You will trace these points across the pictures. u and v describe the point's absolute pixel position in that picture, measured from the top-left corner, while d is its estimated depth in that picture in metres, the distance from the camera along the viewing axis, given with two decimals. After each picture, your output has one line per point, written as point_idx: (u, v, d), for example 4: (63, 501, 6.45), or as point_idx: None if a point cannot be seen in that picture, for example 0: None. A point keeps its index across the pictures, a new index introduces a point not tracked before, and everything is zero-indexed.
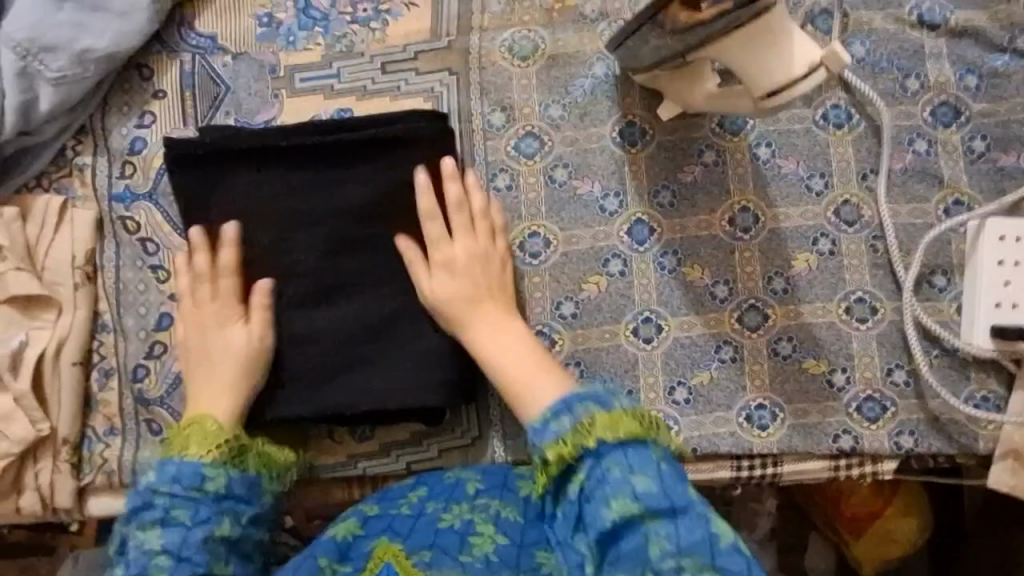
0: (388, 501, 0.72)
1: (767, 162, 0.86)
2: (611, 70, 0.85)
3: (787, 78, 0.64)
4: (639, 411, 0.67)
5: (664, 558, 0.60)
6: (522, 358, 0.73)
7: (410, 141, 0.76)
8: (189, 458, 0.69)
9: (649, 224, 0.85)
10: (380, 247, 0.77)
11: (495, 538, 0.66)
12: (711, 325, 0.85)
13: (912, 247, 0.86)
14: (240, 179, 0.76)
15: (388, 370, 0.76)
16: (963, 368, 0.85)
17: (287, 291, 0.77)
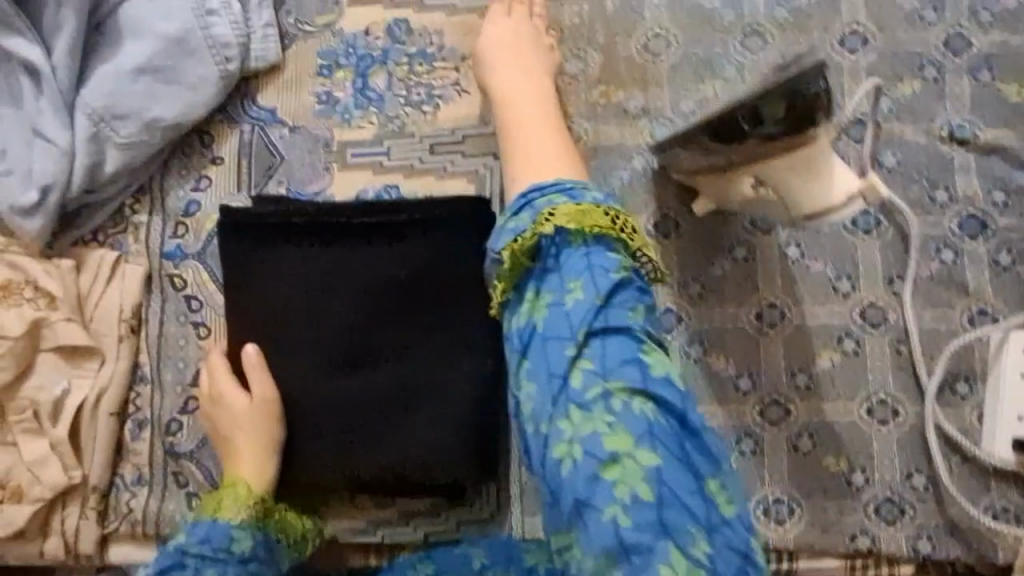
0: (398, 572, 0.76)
1: (796, 260, 0.88)
2: (650, 164, 0.88)
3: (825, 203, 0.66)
4: (601, 211, 0.68)
5: (590, 380, 0.62)
6: (542, 146, 0.74)
7: (454, 224, 0.79)
8: (222, 521, 0.73)
9: (677, 313, 0.88)
10: (417, 320, 0.79)
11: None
12: (733, 416, 0.86)
13: (936, 353, 0.87)
14: (290, 246, 0.79)
15: (417, 439, 0.77)
16: (984, 478, 0.86)
17: (325, 357, 0.79)
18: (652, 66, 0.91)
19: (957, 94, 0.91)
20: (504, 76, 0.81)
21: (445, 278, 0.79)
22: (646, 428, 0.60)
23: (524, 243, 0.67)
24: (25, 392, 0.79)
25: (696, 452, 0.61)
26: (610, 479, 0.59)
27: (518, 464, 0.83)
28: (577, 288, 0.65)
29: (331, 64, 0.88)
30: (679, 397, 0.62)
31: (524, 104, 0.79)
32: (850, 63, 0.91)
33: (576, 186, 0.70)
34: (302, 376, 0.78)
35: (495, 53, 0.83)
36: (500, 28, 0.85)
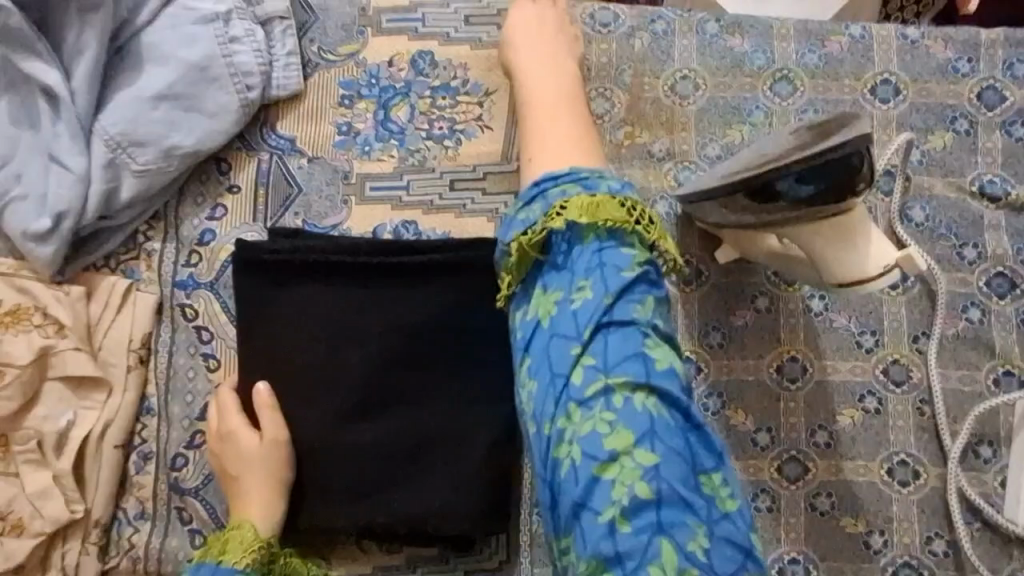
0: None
1: (819, 314, 0.86)
2: (673, 210, 0.87)
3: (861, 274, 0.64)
4: (618, 203, 0.67)
5: (592, 377, 0.61)
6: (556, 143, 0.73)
7: (471, 269, 0.78)
8: (224, 566, 0.70)
9: (696, 363, 0.85)
10: (433, 367, 0.78)
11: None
12: (750, 471, 0.84)
13: (959, 414, 0.85)
14: (307, 286, 0.78)
15: (429, 490, 0.76)
16: (1006, 545, 0.83)
17: (337, 401, 0.77)
18: (679, 108, 0.89)
19: (990, 149, 0.89)
20: (524, 58, 0.81)
21: (463, 325, 0.78)
22: (648, 426, 0.58)
23: (534, 240, 0.66)
24: (30, 422, 0.78)
25: (698, 444, 0.60)
26: (608, 480, 0.58)
27: (528, 513, 0.81)
28: (585, 287, 0.64)
29: (352, 94, 0.87)
30: (680, 393, 0.61)
31: (546, 86, 0.78)
32: (882, 113, 0.89)
33: (591, 176, 0.68)
34: (312, 419, 0.77)
35: (521, 41, 0.81)
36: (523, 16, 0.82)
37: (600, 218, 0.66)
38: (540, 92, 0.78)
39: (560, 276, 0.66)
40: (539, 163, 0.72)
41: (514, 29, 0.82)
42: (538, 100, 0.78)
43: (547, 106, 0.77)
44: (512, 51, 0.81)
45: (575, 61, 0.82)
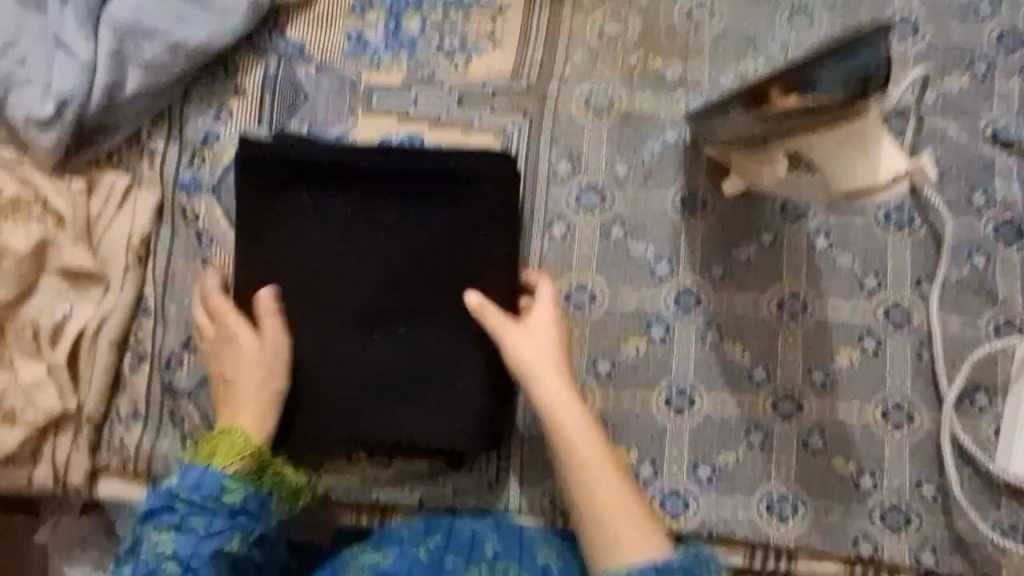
0: (413, 538, 0.77)
1: (824, 253, 0.86)
2: (683, 139, 0.86)
3: (870, 181, 0.64)
4: None
5: None
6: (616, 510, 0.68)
7: (482, 181, 0.76)
8: (214, 471, 0.70)
9: (696, 294, 0.84)
10: (438, 283, 0.77)
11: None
12: (745, 407, 0.84)
13: (958, 360, 0.85)
14: (317, 196, 0.76)
15: (427, 408, 0.77)
16: (995, 493, 0.83)
17: (342, 313, 0.76)
18: (694, 36, 0.88)
19: (1006, 94, 0.88)
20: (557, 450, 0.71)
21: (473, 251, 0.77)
22: None
23: None
24: (26, 313, 0.77)
25: None
26: None
27: (520, 436, 0.82)
28: None
29: (365, 3, 0.87)
30: None
31: (607, 470, 0.69)
32: (899, 52, 0.88)
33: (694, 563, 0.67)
34: (312, 328, 0.77)
35: (541, 367, 0.72)
36: (526, 342, 0.73)
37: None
38: (590, 468, 0.69)
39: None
40: (621, 552, 0.67)
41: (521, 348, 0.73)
42: (586, 473, 0.69)
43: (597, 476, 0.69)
44: (533, 379, 0.72)
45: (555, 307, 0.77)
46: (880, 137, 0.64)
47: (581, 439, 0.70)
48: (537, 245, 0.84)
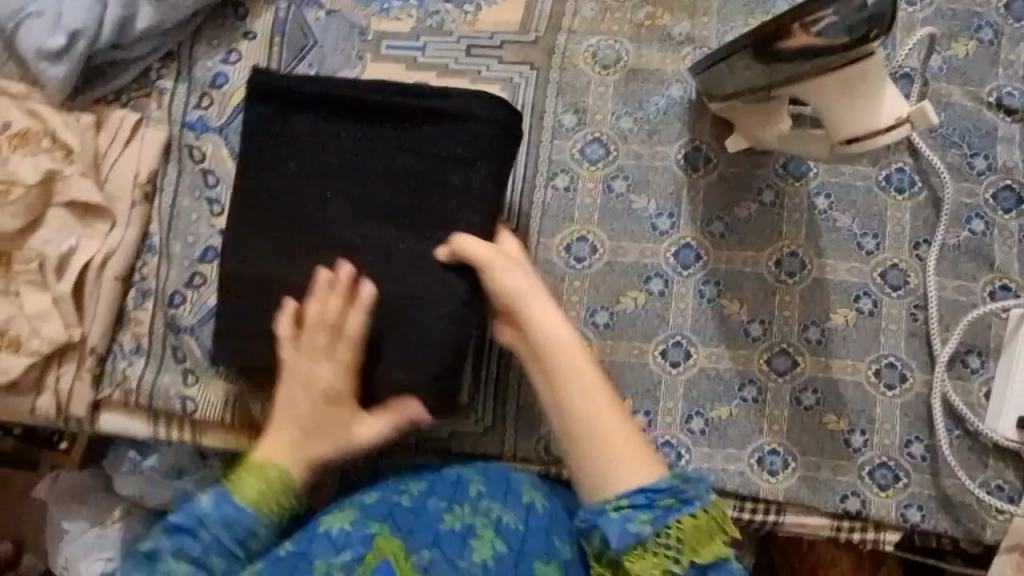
0: (389, 488, 0.74)
1: (824, 213, 0.87)
2: (688, 94, 0.87)
3: (871, 127, 0.65)
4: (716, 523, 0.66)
5: None
6: (614, 432, 0.68)
7: (468, 115, 0.75)
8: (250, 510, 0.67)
9: (696, 250, 0.86)
10: (418, 220, 0.76)
11: (494, 544, 0.69)
12: (739, 362, 0.85)
13: (952, 323, 0.86)
14: (310, 125, 0.77)
15: (394, 345, 0.75)
16: (983, 454, 0.84)
17: (324, 245, 0.76)
18: None
19: (1011, 61, 0.89)
20: (545, 379, 0.72)
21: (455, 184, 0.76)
22: None
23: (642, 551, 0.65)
24: (32, 245, 0.78)
25: None
26: None
27: (517, 382, 0.84)
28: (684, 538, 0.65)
29: None
30: None
31: (598, 394, 0.70)
32: (905, 17, 0.89)
33: (685, 491, 0.66)
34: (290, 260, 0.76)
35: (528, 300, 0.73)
36: (514, 273, 0.74)
37: (709, 526, 0.66)
38: (575, 396, 0.70)
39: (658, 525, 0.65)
40: (620, 476, 0.67)
41: (508, 278, 0.73)
42: (575, 401, 0.70)
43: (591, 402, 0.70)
44: (523, 308, 0.73)
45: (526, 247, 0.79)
46: (886, 78, 0.66)
47: (568, 366, 0.71)
48: (541, 196, 0.86)
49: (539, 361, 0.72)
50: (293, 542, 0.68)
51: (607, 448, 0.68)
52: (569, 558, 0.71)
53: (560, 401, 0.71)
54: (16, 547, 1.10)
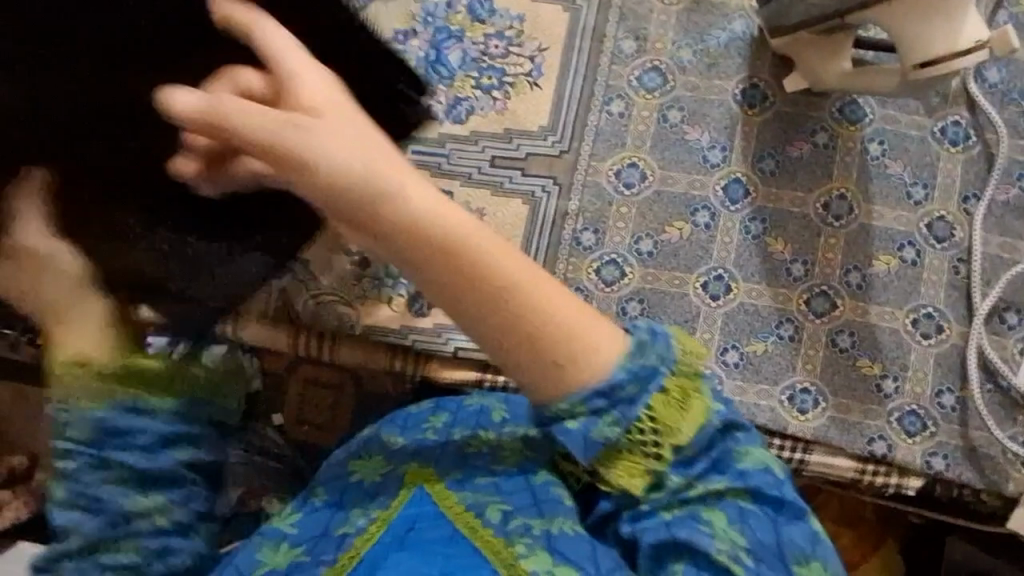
0: (411, 425, 0.67)
1: (876, 158, 0.87)
2: (750, 29, 0.88)
3: (946, 51, 0.68)
4: (685, 387, 0.56)
5: (676, 483, 0.56)
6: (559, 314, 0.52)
7: None
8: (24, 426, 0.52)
9: (745, 186, 0.86)
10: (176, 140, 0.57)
11: (524, 453, 0.63)
12: (778, 300, 0.85)
13: (994, 278, 0.86)
14: None
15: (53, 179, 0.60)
16: (1012, 410, 0.85)
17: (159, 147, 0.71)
18: None
19: None
20: (442, 299, 0.51)
21: (249, 54, 0.52)
22: (740, 512, 0.56)
23: (625, 456, 0.56)
24: None
25: (786, 525, 0.56)
26: (681, 543, 0.55)
27: None
28: (654, 414, 0.55)
29: None
30: (781, 486, 0.57)
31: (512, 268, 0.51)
32: None
33: (642, 361, 0.54)
34: None
35: (375, 167, 0.48)
36: (344, 141, 0.48)
37: (682, 391, 0.55)
38: (495, 299, 0.50)
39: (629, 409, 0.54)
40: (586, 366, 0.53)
41: (342, 165, 0.47)
42: (494, 307, 0.50)
43: (514, 296, 0.51)
44: (376, 191, 0.48)
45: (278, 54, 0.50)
46: (965, 3, 0.67)
47: (459, 270, 0.49)
48: (594, 120, 0.87)
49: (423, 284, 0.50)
50: (327, 493, 0.64)
51: (562, 342, 0.52)
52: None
53: (476, 316, 0.51)
54: (29, 460, 0.95)
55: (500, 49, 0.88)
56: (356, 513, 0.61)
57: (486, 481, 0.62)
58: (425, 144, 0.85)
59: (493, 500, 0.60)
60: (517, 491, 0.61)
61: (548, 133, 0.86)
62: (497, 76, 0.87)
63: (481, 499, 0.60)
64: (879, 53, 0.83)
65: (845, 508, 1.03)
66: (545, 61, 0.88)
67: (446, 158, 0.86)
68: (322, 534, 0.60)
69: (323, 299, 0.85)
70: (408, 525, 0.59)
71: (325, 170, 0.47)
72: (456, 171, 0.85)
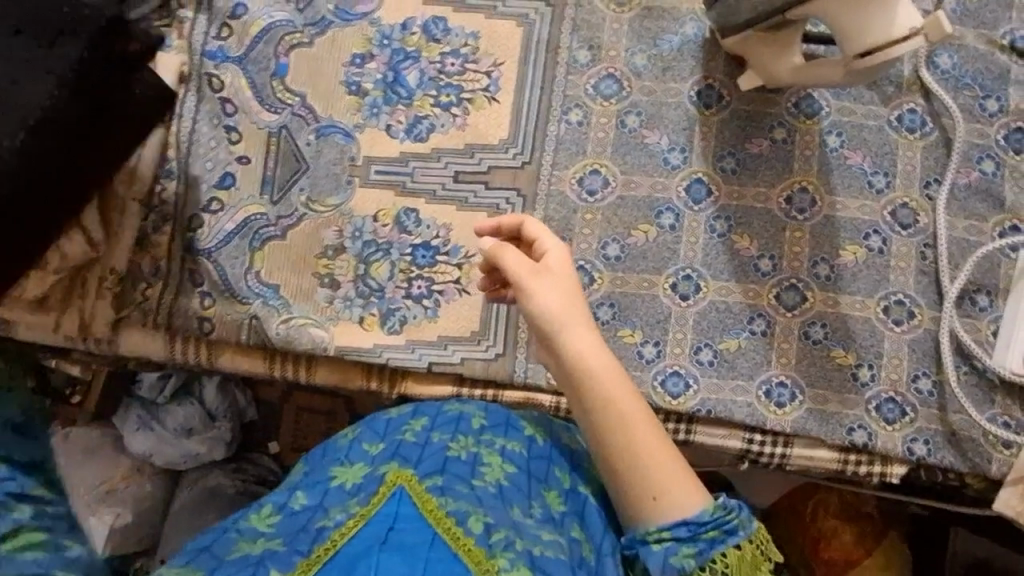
0: (390, 431, 0.70)
1: (835, 151, 0.88)
2: (702, 32, 0.90)
3: (886, 38, 0.69)
4: (758, 550, 0.64)
5: None
6: (663, 466, 0.64)
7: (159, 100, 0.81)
8: None
9: (708, 186, 0.87)
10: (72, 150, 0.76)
11: (504, 469, 0.68)
12: (749, 296, 0.86)
13: (962, 262, 0.86)
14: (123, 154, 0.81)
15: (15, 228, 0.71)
16: (990, 391, 0.84)
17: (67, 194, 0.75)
18: None
19: None
20: (585, 414, 0.67)
21: (540, 250, 0.71)
22: None
23: None
24: None
25: None
26: None
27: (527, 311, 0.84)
28: (720, 562, 0.62)
29: None
30: None
31: (641, 421, 0.66)
32: None
33: (732, 520, 0.63)
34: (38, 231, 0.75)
35: (563, 322, 0.67)
36: (552, 291, 0.68)
37: (753, 555, 0.64)
38: (619, 434, 0.65)
39: (704, 547, 0.62)
40: (668, 507, 0.63)
41: (547, 304, 0.67)
42: (616, 440, 0.65)
43: (634, 437, 0.65)
44: (560, 335, 0.67)
45: (557, 250, 0.70)
46: None
47: (601, 403, 0.66)
48: (554, 130, 0.88)
49: (571, 391, 0.67)
50: (308, 498, 0.64)
51: (657, 483, 0.64)
52: (568, 486, 0.71)
53: (604, 445, 0.66)
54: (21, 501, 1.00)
55: (456, 67, 0.89)
56: (337, 511, 0.59)
57: (466, 491, 0.62)
58: (389, 163, 0.87)
59: (476, 511, 0.59)
60: (491, 493, 0.64)
61: (509, 145, 0.87)
62: (454, 93, 0.88)
63: (464, 508, 0.59)
64: (828, 47, 0.85)
65: (844, 502, 1.02)
66: (501, 76, 0.89)
67: (410, 177, 0.87)
68: (301, 530, 0.59)
69: (293, 322, 0.84)
70: (387, 524, 0.56)
71: (538, 313, 0.68)
72: (421, 189, 0.87)
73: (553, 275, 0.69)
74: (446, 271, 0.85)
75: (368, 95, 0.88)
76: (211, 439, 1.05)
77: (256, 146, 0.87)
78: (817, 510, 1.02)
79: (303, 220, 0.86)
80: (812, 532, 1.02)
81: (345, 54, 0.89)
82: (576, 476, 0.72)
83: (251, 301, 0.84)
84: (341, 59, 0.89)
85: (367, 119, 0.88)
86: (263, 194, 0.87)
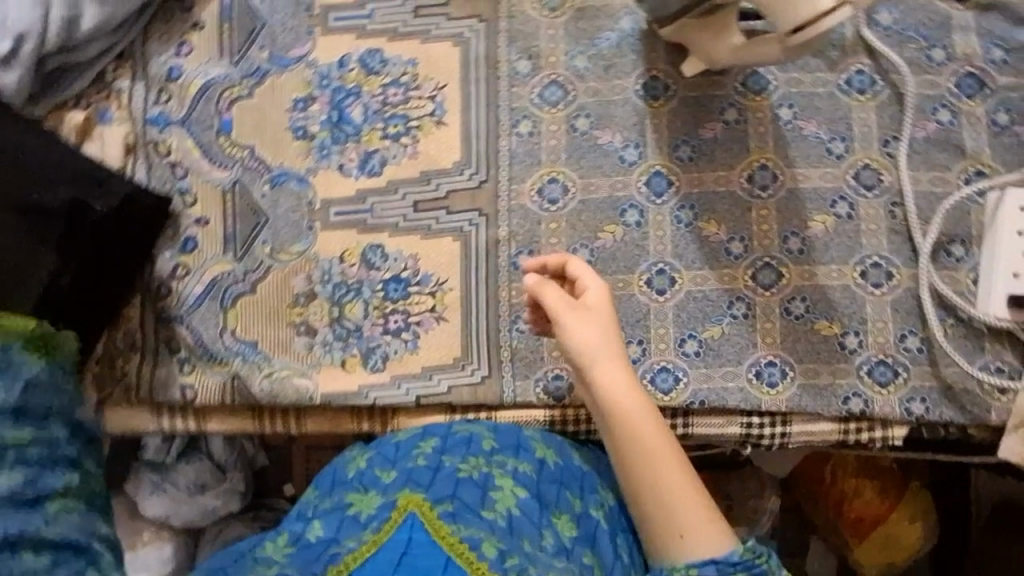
0: (400, 457, 0.71)
1: (789, 123, 0.87)
2: (638, 25, 0.89)
3: (814, 13, 0.69)
4: None
5: None
6: (688, 503, 0.67)
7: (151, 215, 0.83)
8: None
9: (668, 177, 0.87)
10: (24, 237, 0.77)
11: (514, 495, 0.67)
12: (725, 281, 0.85)
13: (932, 215, 0.85)
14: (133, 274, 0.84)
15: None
16: (978, 339, 0.84)
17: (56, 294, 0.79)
18: None
19: None
20: (615, 444, 0.70)
21: (578, 286, 0.73)
22: None
23: None
24: None
25: None
26: None
27: (508, 329, 0.84)
28: None
29: None
30: None
31: (671, 456, 0.69)
32: None
33: (761, 565, 0.65)
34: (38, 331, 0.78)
35: (598, 357, 0.70)
36: (587, 328, 0.71)
37: None
38: (649, 467, 0.68)
39: None
40: (693, 544, 0.66)
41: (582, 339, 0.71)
42: (645, 472, 0.68)
43: (662, 471, 0.68)
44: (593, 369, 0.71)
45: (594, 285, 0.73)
46: None
47: (633, 433, 0.69)
48: (506, 144, 0.87)
49: (602, 419, 0.71)
50: (323, 529, 0.63)
51: (682, 518, 0.67)
52: (579, 509, 0.71)
53: (633, 475, 0.69)
54: None
55: (400, 96, 0.88)
56: (352, 538, 0.59)
57: (477, 519, 0.62)
58: (347, 203, 0.87)
59: (489, 538, 0.59)
60: (502, 521, 0.64)
61: (464, 167, 0.87)
62: (401, 122, 0.88)
63: (477, 534, 0.58)
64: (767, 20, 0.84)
65: (862, 460, 1.01)
66: (444, 98, 0.88)
67: (370, 213, 0.87)
68: (315, 559, 0.58)
69: (276, 375, 0.83)
70: (400, 549, 0.55)
71: (573, 347, 0.71)
72: (382, 224, 0.86)
73: (590, 311, 0.72)
74: (420, 301, 0.85)
75: (316, 137, 0.88)
76: (225, 491, 1.04)
77: (211, 205, 0.87)
78: (837, 471, 1.01)
79: (270, 271, 0.86)
80: (832, 494, 1.01)
81: (287, 100, 0.89)
82: (587, 499, 0.72)
83: (230, 360, 0.84)
84: (284, 105, 0.89)
85: (318, 161, 0.88)
86: (227, 251, 0.86)
